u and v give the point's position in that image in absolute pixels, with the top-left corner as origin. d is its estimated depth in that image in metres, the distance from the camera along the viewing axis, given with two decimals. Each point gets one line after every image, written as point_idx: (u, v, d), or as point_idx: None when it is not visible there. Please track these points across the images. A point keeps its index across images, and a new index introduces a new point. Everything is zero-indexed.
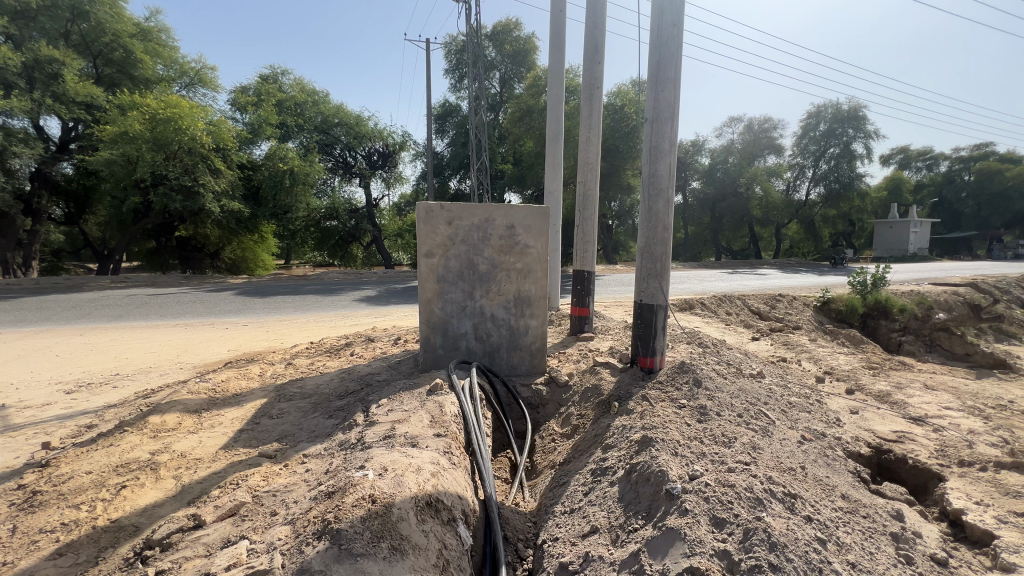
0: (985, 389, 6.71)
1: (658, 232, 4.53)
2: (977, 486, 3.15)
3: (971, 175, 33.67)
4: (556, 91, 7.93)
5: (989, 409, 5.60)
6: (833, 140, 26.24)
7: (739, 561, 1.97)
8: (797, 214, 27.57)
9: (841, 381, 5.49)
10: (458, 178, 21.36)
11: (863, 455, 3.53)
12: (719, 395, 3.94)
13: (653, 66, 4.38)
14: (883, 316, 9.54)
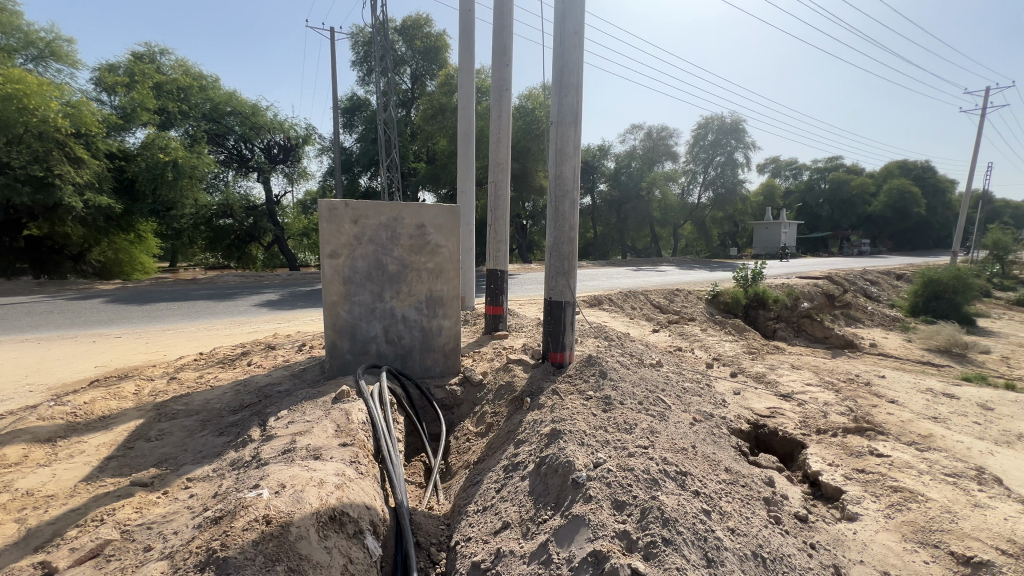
0: (838, 366, 7.89)
1: (565, 232, 4.70)
2: (830, 449, 3.67)
3: (826, 184, 39.33)
4: (467, 91, 7.92)
5: (839, 384, 6.59)
6: (719, 149, 29.15)
7: (637, 539, 2.10)
8: (691, 215, 30.25)
9: (727, 366, 6.12)
10: (368, 175, 20.51)
11: (744, 430, 3.97)
12: (622, 385, 4.20)
13: (557, 72, 4.55)
14: (761, 306, 10.80)
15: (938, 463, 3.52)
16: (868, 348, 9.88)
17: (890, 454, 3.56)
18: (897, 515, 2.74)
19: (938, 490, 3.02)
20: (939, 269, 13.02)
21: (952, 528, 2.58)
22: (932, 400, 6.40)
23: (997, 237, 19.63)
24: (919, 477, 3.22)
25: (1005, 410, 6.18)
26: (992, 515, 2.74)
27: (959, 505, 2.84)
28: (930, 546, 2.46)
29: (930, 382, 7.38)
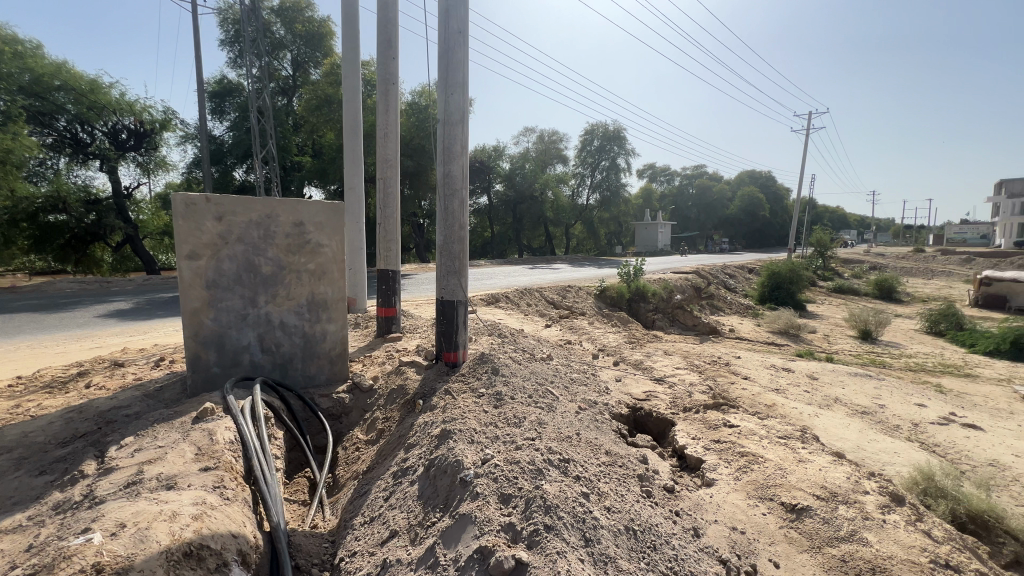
0: (704, 350, 8.92)
1: (455, 231, 4.67)
2: (693, 425, 4.14)
3: (694, 189, 44.30)
4: (352, 83, 7.51)
5: (704, 366, 7.44)
6: (604, 154, 31.25)
7: (521, 529, 2.16)
8: (580, 216, 32.06)
9: (610, 355, 6.60)
10: (244, 168, 18.53)
11: (624, 414, 4.31)
12: (514, 380, 4.31)
13: (442, 70, 4.51)
14: (641, 299, 11.82)
15: (774, 428, 4.14)
16: (728, 333, 11.33)
17: (739, 424, 4.11)
18: (743, 476, 3.16)
19: (773, 451, 3.56)
20: (779, 264, 15.37)
21: (783, 481, 3.04)
22: (775, 375, 7.53)
23: (820, 236, 23.75)
24: (761, 441, 3.75)
25: (825, 379, 7.48)
26: (811, 467, 3.28)
27: (788, 461, 3.36)
28: (767, 499, 2.88)
29: (773, 359, 8.67)
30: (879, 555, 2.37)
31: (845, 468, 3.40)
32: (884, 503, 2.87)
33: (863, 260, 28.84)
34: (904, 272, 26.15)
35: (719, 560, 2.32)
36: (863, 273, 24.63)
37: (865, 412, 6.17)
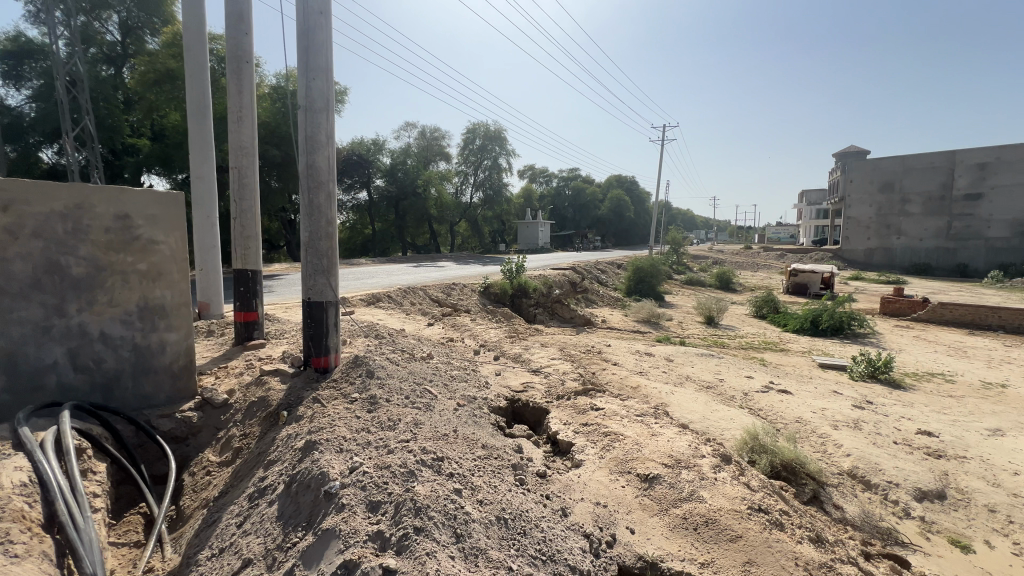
0: (579, 341, 9.54)
1: (322, 227, 4.33)
2: (565, 411, 4.42)
3: (570, 190, 47.22)
4: (195, 56, 6.48)
5: (579, 356, 7.96)
6: (486, 154, 31.71)
7: (390, 536, 2.09)
8: (464, 214, 32.16)
9: (492, 350, 6.74)
10: (54, 148, 15.18)
11: (502, 407, 4.43)
12: (391, 382, 4.15)
13: (302, 52, 4.16)
14: (523, 295, 12.26)
15: (633, 407, 4.59)
16: (600, 324, 12.28)
17: (604, 406, 4.47)
18: (606, 454, 3.44)
19: (632, 428, 3.94)
20: (642, 260, 17.07)
21: (639, 454, 3.37)
22: (639, 359, 8.34)
23: (674, 235, 26.96)
24: (622, 420, 4.12)
25: (679, 360, 8.50)
26: (662, 439, 3.69)
27: (643, 436, 3.74)
28: (625, 473, 3.16)
29: (637, 346, 9.61)
30: (712, 509, 2.74)
31: (687, 437, 3.89)
32: (716, 463, 3.34)
33: (708, 256, 33.46)
34: (737, 266, 30.94)
35: (584, 535, 2.48)
36: (707, 267, 28.58)
37: (709, 387, 7.14)
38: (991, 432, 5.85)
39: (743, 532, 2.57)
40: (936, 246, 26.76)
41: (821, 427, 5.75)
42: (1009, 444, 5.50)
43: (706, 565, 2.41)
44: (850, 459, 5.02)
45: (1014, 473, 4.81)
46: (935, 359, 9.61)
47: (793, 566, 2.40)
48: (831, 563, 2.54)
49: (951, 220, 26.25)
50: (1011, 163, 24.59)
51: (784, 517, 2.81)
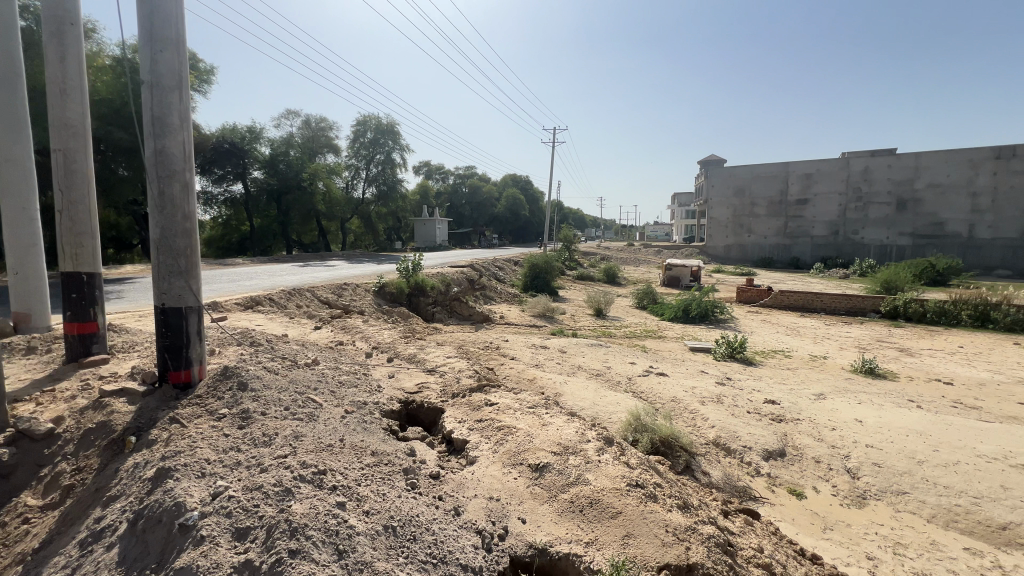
0: (477, 338, 9.58)
1: (177, 222, 3.78)
2: (460, 409, 4.41)
3: (467, 188, 47.23)
4: (4, 6, 5.20)
5: (477, 353, 8.00)
6: (378, 148, 30.41)
7: (260, 564, 1.92)
8: (356, 210, 30.43)
9: (385, 352, 6.48)
10: None
11: (395, 410, 4.28)
12: (268, 393, 3.77)
13: (144, 19, 3.60)
14: (421, 294, 11.96)
15: (525, 399, 4.72)
16: (498, 320, 12.47)
17: (498, 401, 4.53)
18: (500, 448, 3.49)
19: (524, 420, 4.05)
20: (537, 257, 17.65)
21: (531, 445, 3.47)
22: (535, 352, 8.62)
23: (566, 233, 28.34)
24: (515, 414, 4.21)
25: (571, 351, 8.94)
26: (552, 429, 3.84)
27: (535, 427, 3.87)
28: (518, 465, 3.23)
29: (534, 339, 9.92)
30: (596, 490, 2.91)
31: (575, 424, 4.09)
32: (600, 446, 3.56)
33: (597, 253, 35.75)
34: (622, 261, 33.52)
35: (476, 532, 2.49)
36: (596, 263, 30.53)
37: (598, 375, 7.62)
38: (816, 397, 7.04)
39: (623, 508, 2.76)
40: (777, 243, 31.54)
41: (691, 404, 6.45)
42: (828, 404, 6.68)
43: (591, 543, 2.55)
44: (714, 430, 5.71)
45: (832, 429, 5.85)
46: (778, 339, 11.32)
47: (664, 532, 2.64)
48: (695, 525, 2.84)
49: (787, 220, 31.13)
50: (828, 174, 29.81)
51: (658, 489, 3.09)
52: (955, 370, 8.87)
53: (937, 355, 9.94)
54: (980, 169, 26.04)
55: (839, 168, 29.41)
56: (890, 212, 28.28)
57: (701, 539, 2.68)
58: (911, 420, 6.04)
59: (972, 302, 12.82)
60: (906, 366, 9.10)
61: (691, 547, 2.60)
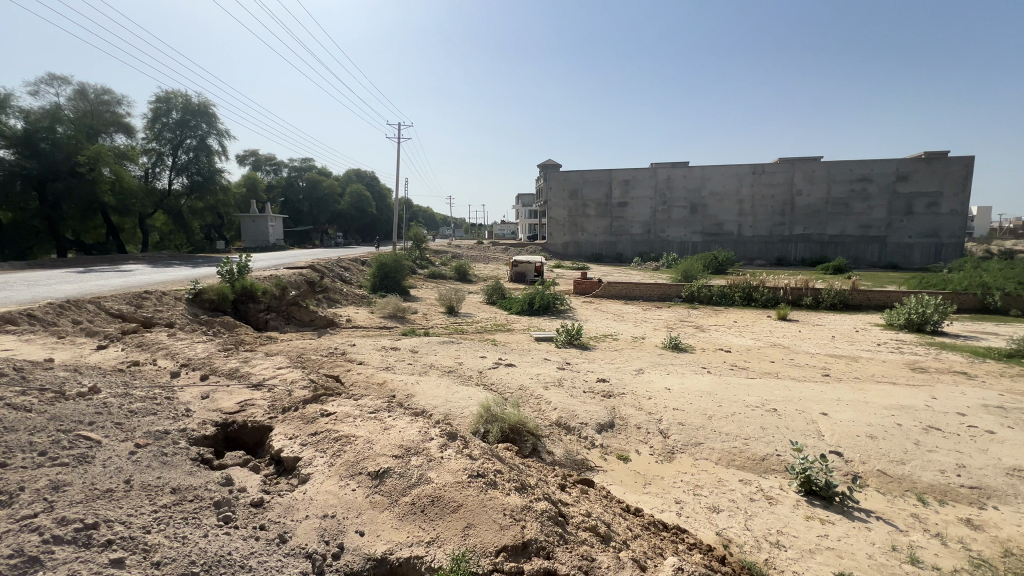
0: (319, 344, 8.78)
1: None
2: (292, 424, 3.98)
3: (304, 182, 43.09)
4: None
5: (319, 361, 7.33)
6: (187, 131, 25.76)
7: None
8: (160, 205, 25.36)
9: (198, 369, 5.51)
10: None
11: (208, 436, 3.67)
12: (11, 437, 2.87)
13: None
14: (250, 300, 10.49)
15: (367, 405, 4.47)
16: (345, 324, 11.64)
17: (335, 410, 4.19)
18: (337, 461, 3.24)
19: (365, 426, 3.83)
20: (386, 255, 16.94)
21: (371, 451, 3.29)
22: (385, 355, 8.27)
23: (416, 232, 27.85)
24: (355, 421, 3.95)
25: (423, 350, 8.80)
26: (394, 431, 3.70)
27: (376, 432, 3.68)
28: (356, 474, 3.05)
29: (383, 341, 9.49)
30: (437, 487, 2.89)
31: (419, 424, 4.02)
32: (443, 443, 3.54)
33: (448, 251, 35.96)
34: (473, 259, 34.29)
35: (305, 556, 2.34)
36: (448, 261, 30.65)
37: (450, 372, 7.64)
38: (637, 372, 8.14)
39: (463, 500, 2.79)
40: (604, 240, 35.70)
41: (536, 390, 6.87)
42: (646, 377, 7.77)
43: (432, 542, 2.53)
44: (556, 411, 6.18)
45: (649, 398, 6.81)
46: (608, 325, 12.79)
47: (501, 515, 2.73)
48: (531, 503, 3.01)
49: (612, 220, 35.42)
50: (641, 181, 34.72)
51: (497, 475, 3.19)
52: (733, 340, 11.13)
53: (721, 329, 12.33)
54: (744, 181, 33.09)
55: (649, 176, 34.51)
56: (686, 214, 34.19)
57: (536, 516, 2.84)
58: (703, 384, 7.37)
59: (742, 285, 16.23)
60: (701, 339, 11.09)
61: (526, 525, 2.73)
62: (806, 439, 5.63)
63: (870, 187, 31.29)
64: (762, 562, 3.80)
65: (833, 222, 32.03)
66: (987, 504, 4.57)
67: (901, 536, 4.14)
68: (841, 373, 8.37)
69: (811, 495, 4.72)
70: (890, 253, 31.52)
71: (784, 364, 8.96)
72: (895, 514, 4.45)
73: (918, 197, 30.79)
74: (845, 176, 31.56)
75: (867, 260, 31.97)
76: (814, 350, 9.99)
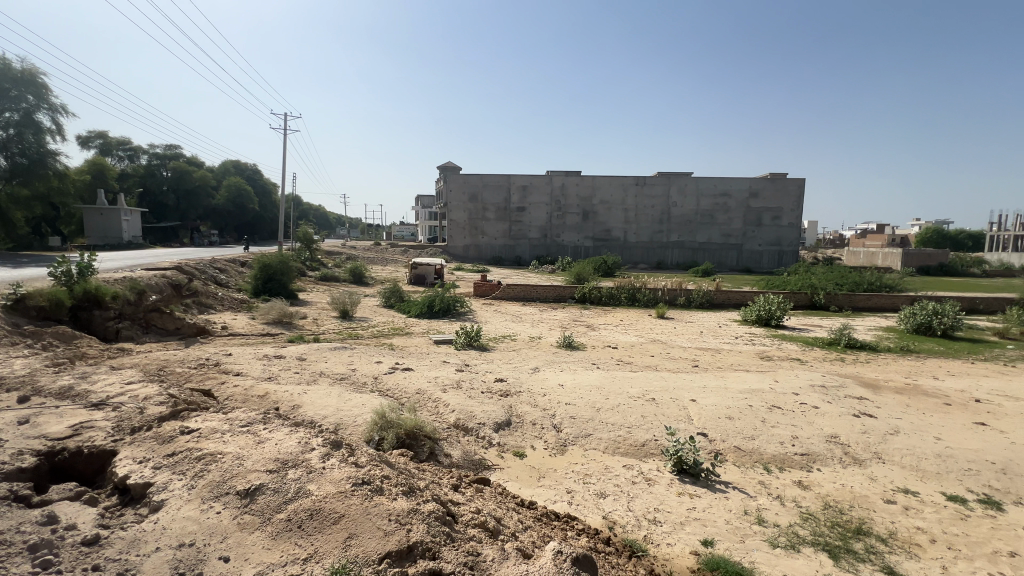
0: (185, 355, 7.72)
1: None
2: (143, 445, 3.45)
3: (169, 172, 37.74)
4: None
5: (184, 375, 6.43)
6: (6, 102, 21.15)
7: None
8: None
9: (14, 391, 4.51)
10: None
11: (26, 469, 3.04)
12: None
13: None
14: (95, 306, 8.89)
15: (240, 419, 4.03)
16: (219, 331, 10.39)
17: (199, 427, 3.72)
18: (199, 482, 2.91)
19: (234, 442, 3.45)
20: (269, 255, 15.48)
21: (241, 468, 3.00)
22: (267, 364, 7.53)
23: (305, 231, 25.88)
24: (224, 437, 3.55)
25: (312, 358, 8.18)
26: (269, 444, 3.40)
27: (248, 447, 3.35)
28: (222, 495, 2.78)
29: (265, 349, 8.64)
30: (317, 499, 2.76)
31: (299, 435, 3.74)
32: (326, 452, 3.35)
33: (342, 252, 33.97)
34: (369, 261, 32.78)
35: None
36: (341, 263, 28.93)
37: (342, 379, 7.20)
38: (533, 370, 8.41)
39: (346, 510, 2.70)
40: (504, 243, 36.42)
41: (434, 393, 6.76)
42: (541, 375, 8.06)
43: (309, 557, 2.42)
44: (453, 413, 6.14)
45: (543, 395, 7.07)
46: (506, 326, 13.05)
47: (386, 521, 2.68)
48: (418, 505, 2.99)
49: (511, 224, 36.26)
50: (538, 187, 36.06)
51: (384, 481, 3.11)
52: (620, 337, 12.01)
53: (609, 327, 13.24)
54: (628, 192, 36.02)
55: (545, 183, 36.00)
56: (579, 220, 36.25)
57: (423, 517, 2.82)
58: (593, 379, 7.85)
59: (627, 287, 17.61)
60: (592, 337, 11.81)
61: (412, 527, 2.71)
62: (678, 424, 6.27)
63: (729, 202, 35.95)
64: (641, 538, 4.14)
65: (701, 231, 36.21)
66: (813, 467, 5.48)
67: (752, 501, 4.79)
68: (706, 363, 9.49)
69: (683, 473, 5.25)
70: (745, 258, 36.41)
71: (662, 357, 9.89)
72: (747, 483, 5.14)
73: (765, 211, 36.09)
74: (711, 190, 35.87)
75: (728, 264, 36.54)
76: (685, 344, 11.20)
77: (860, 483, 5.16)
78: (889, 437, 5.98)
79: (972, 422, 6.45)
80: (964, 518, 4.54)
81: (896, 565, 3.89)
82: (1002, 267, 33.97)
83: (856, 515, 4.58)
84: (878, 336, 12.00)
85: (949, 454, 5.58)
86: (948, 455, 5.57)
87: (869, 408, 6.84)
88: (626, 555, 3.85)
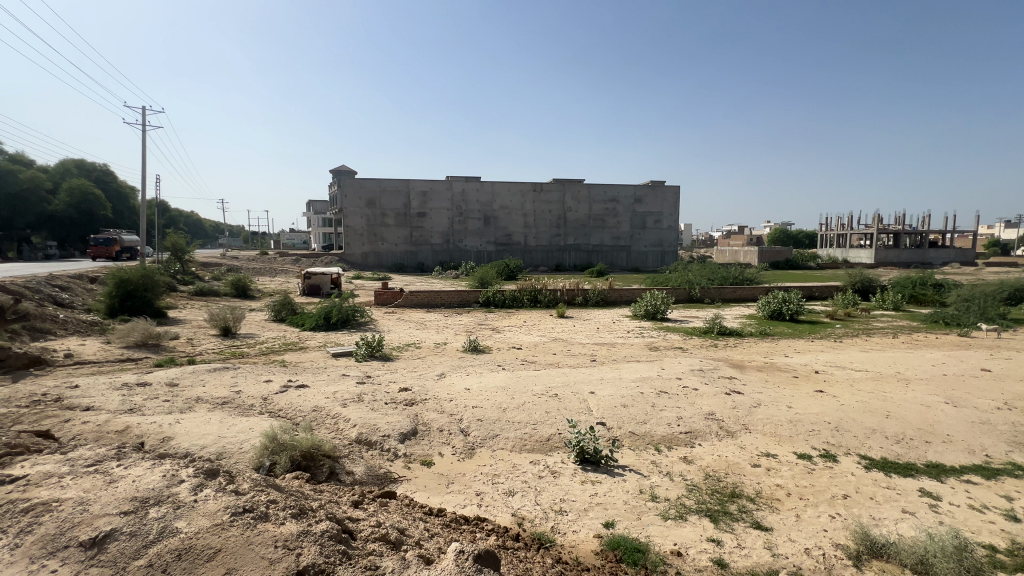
0: (13, 391, 6.33)
1: None
2: None
3: None
4: None
5: (11, 416, 5.26)
6: None
7: None
8: None
9: None
10: None
11: None
12: None
13: None
14: None
15: (84, 458, 3.42)
16: (61, 360, 8.68)
17: (28, 472, 3.09)
18: (26, 539, 2.48)
19: (77, 486, 2.93)
20: (127, 269, 13.35)
21: (85, 514, 2.60)
22: (127, 394, 6.45)
23: (173, 240, 22.70)
24: (63, 481, 3.00)
25: (185, 383, 7.19)
26: (124, 482, 2.96)
27: (95, 490, 2.87)
28: (59, 551, 2.41)
29: (123, 377, 7.40)
30: (187, 537, 2.51)
31: (165, 467, 3.29)
32: (198, 483, 3.02)
33: (220, 263, 30.45)
34: (255, 273, 29.85)
35: None
36: (221, 275, 25.95)
37: (224, 404, 6.45)
38: (438, 377, 8.27)
39: (222, 544, 2.50)
40: (405, 250, 35.48)
41: (332, 408, 6.33)
42: (447, 381, 7.95)
43: None
44: (354, 428, 5.79)
45: (449, 400, 6.98)
46: (410, 333, 12.70)
47: (272, 549, 2.53)
48: (310, 526, 2.84)
49: (412, 230, 35.45)
50: (438, 193, 35.71)
51: (271, 505, 2.90)
52: (524, 338, 12.30)
53: (513, 329, 13.52)
54: (527, 197, 37.20)
55: (445, 188, 35.78)
56: (480, 225, 36.62)
57: (315, 539, 2.70)
58: (498, 380, 7.93)
59: (529, 289, 18.14)
60: (496, 340, 11.96)
61: (303, 551, 2.58)
62: (580, 416, 6.58)
63: (618, 207, 38.83)
64: (549, 530, 4.26)
65: (595, 234, 38.58)
66: (695, 443, 6.09)
67: (646, 480, 5.18)
68: (602, 357, 10.12)
69: (585, 463, 5.52)
70: (634, 258, 39.51)
71: (563, 355, 10.31)
72: (641, 464, 5.55)
73: (648, 215, 39.56)
74: (602, 197, 38.42)
75: (619, 264, 39.34)
76: (583, 341, 11.81)
77: (732, 452, 5.86)
78: (754, 409, 6.86)
79: (814, 390, 7.67)
80: (810, 471, 5.36)
81: (761, 519, 4.46)
82: (830, 261, 40.94)
83: (731, 480, 5.17)
84: (743, 323, 13.74)
85: (798, 419, 6.56)
86: (798, 420, 6.54)
87: (737, 386, 7.78)
88: (534, 548, 3.93)
